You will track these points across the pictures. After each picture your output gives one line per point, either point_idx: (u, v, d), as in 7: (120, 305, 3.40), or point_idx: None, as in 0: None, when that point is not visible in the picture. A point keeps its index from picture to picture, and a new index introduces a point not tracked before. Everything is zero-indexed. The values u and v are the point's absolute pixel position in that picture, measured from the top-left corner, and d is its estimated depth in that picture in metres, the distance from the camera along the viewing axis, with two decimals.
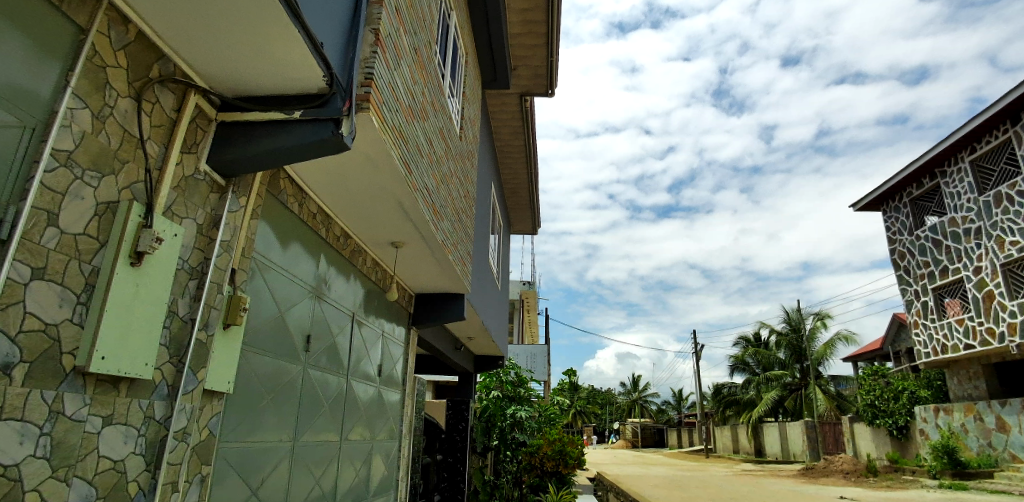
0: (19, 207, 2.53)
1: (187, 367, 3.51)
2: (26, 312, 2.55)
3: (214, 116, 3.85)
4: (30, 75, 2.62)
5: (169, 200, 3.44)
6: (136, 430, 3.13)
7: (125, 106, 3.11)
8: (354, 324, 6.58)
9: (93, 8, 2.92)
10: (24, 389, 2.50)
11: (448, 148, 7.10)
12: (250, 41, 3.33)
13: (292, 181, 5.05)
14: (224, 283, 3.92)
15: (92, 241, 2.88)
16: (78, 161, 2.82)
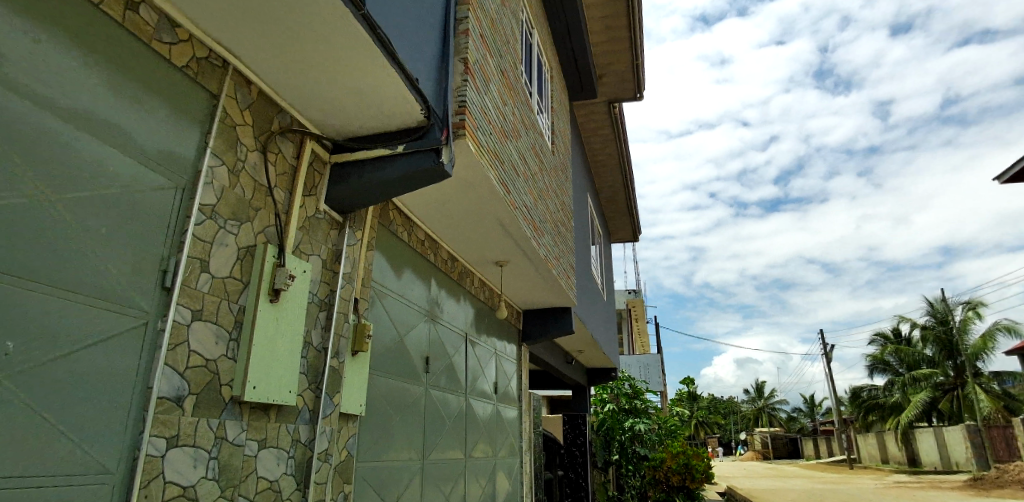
0: (177, 258, 2.88)
1: (325, 392, 3.79)
2: (191, 350, 2.87)
3: (329, 158, 4.18)
4: (177, 142, 2.99)
5: (297, 240, 3.77)
6: (287, 452, 3.42)
7: (254, 159, 3.46)
8: (468, 344, 6.79)
9: (222, 75, 3.29)
10: (193, 418, 2.82)
11: (542, 163, 7.18)
12: (353, 84, 3.59)
13: (400, 212, 5.35)
14: (349, 312, 4.21)
15: (238, 282, 3.22)
16: (221, 213, 3.16)
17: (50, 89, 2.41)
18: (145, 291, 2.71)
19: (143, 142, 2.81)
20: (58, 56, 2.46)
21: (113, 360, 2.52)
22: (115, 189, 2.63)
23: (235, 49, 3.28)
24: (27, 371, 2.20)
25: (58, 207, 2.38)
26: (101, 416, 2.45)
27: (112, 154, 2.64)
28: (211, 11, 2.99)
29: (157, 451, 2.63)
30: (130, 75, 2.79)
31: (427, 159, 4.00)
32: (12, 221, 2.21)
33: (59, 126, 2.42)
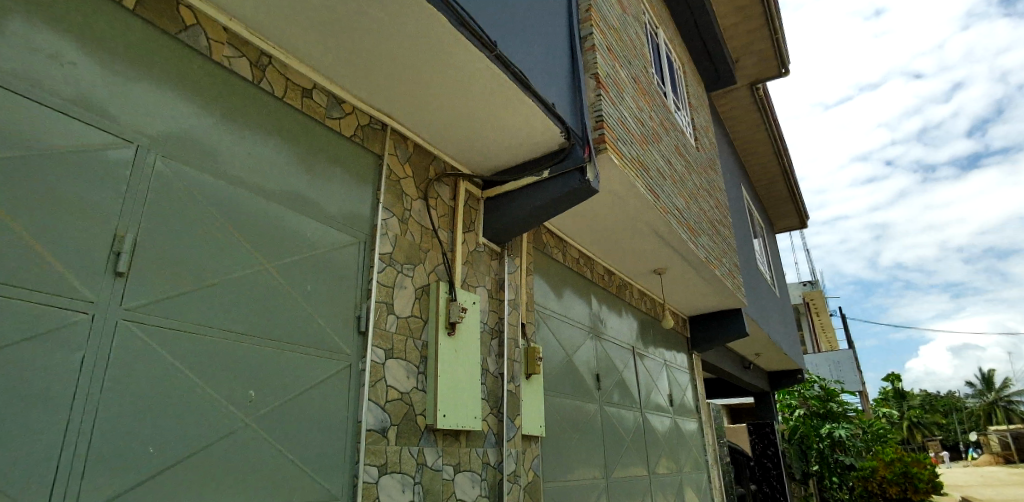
0: (368, 304, 3.24)
1: (506, 416, 3.98)
2: (389, 385, 3.20)
3: (482, 194, 4.44)
4: (355, 202, 3.38)
5: (464, 274, 4.04)
6: (479, 475, 3.63)
7: (419, 206, 3.79)
8: (636, 358, 6.68)
9: (383, 137, 3.68)
10: (397, 446, 3.13)
11: (688, 163, 6.92)
12: (496, 122, 3.80)
13: (552, 234, 5.48)
14: (519, 337, 4.39)
15: (419, 320, 3.53)
16: (397, 259, 3.50)
17: (256, 175, 2.87)
18: (346, 336, 3.08)
19: (330, 207, 3.21)
20: (259, 147, 2.93)
21: (328, 399, 2.88)
22: (313, 251, 3.04)
23: (391, 111, 3.65)
24: (266, 414, 2.60)
25: (273, 273, 2.82)
26: (325, 449, 2.81)
27: (307, 221, 3.06)
28: (367, 81, 3.37)
29: (372, 478, 2.95)
30: (313, 151, 3.22)
31: (573, 180, 4.06)
32: (242, 289, 2.66)
33: (266, 204, 2.87)
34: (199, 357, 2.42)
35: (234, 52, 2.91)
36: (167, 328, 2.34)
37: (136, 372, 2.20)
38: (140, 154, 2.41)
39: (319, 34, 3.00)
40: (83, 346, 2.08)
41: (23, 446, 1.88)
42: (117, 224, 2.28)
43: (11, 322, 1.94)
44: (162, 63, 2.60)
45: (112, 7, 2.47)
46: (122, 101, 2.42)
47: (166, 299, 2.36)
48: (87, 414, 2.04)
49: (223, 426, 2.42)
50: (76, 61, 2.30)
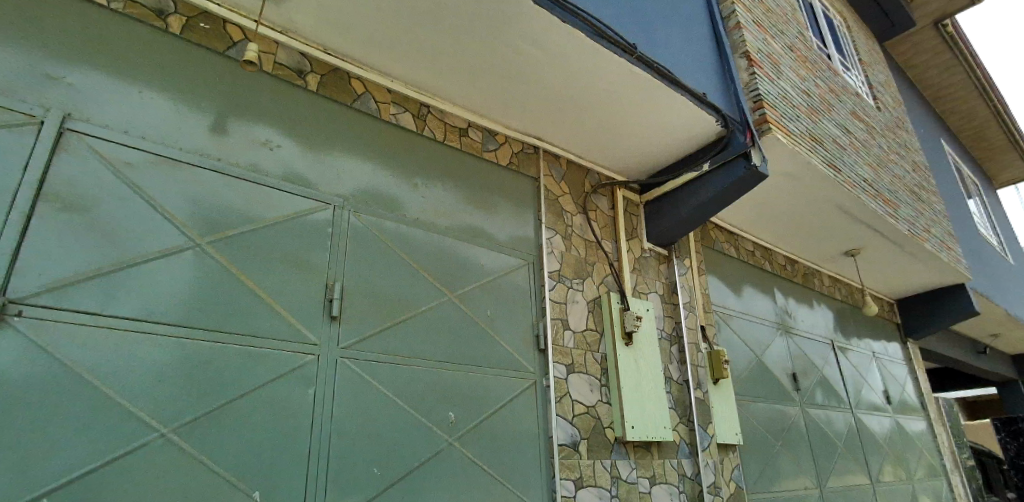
0: (544, 322, 3.34)
1: (698, 425, 3.83)
2: (574, 400, 3.26)
3: (641, 199, 4.37)
4: (520, 226, 3.53)
5: (634, 282, 3.99)
6: (677, 487, 3.53)
7: (579, 221, 3.85)
8: (838, 352, 6.02)
9: (536, 160, 3.80)
10: (590, 460, 3.17)
11: (870, 126, 6.14)
12: (645, 124, 3.73)
13: (721, 228, 5.20)
14: (700, 341, 4.20)
15: (595, 333, 3.56)
16: (566, 275, 3.58)
17: (431, 215, 3.14)
18: (528, 355, 3.20)
19: (498, 234, 3.39)
20: (430, 189, 3.20)
21: (520, 417, 3.02)
22: (488, 277, 3.22)
23: (541, 134, 3.77)
24: (467, 434, 2.79)
25: (456, 302, 3.03)
26: (524, 466, 2.93)
27: (480, 250, 3.26)
28: (515, 109, 3.52)
29: (570, 492, 3.01)
30: (476, 184, 3.44)
31: (738, 168, 3.82)
32: (432, 320, 2.90)
33: (442, 240, 3.12)
34: (404, 385, 2.68)
35: (399, 108, 3.23)
36: (376, 361, 2.63)
37: (356, 402, 2.51)
38: (337, 212, 2.78)
39: (467, 74, 3.22)
40: (313, 383, 2.42)
41: (280, 471, 2.23)
42: (327, 275, 2.64)
43: (261, 367, 2.33)
44: (344, 130, 2.98)
45: (301, 92, 2.89)
46: (318, 170, 2.81)
47: (372, 336, 2.66)
48: (323, 442, 2.37)
49: (431, 447, 2.65)
50: (280, 144, 2.73)
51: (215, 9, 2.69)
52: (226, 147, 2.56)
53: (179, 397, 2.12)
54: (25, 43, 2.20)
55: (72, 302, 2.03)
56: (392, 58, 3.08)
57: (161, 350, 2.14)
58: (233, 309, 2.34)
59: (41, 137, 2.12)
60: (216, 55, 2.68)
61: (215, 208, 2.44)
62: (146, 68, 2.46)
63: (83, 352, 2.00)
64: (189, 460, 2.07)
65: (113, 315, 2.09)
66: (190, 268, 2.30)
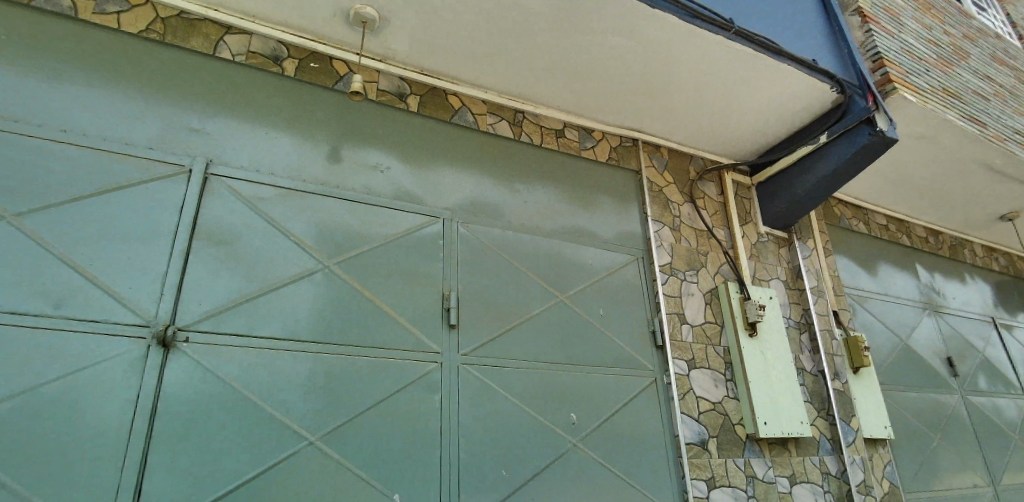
0: (660, 318, 3.25)
1: (839, 418, 3.54)
2: (699, 396, 3.14)
3: (752, 181, 4.14)
4: (626, 222, 3.46)
5: (752, 270, 3.78)
6: (821, 486, 3.29)
7: (687, 211, 3.72)
8: (1002, 330, 5.32)
9: (636, 152, 3.72)
10: (721, 459, 3.04)
11: (1019, 69, 5.38)
12: (750, 102, 3.51)
13: (847, 203, 4.80)
14: (834, 327, 3.89)
15: (715, 325, 3.42)
16: (678, 267, 3.46)
17: (536, 219, 3.17)
18: (646, 352, 3.13)
19: (604, 231, 3.35)
20: (532, 193, 3.23)
21: (643, 416, 2.95)
22: (598, 276, 3.19)
23: (639, 125, 3.68)
24: (590, 435, 2.78)
25: (568, 303, 3.03)
26: (652, 466, 2.87)
27: (587, 249, 3.24)
28: (609, 104, 3.47)
29: (702, 493, 2.91)
30: (577, 184, 3.42)
31: (862, 136, 3.49)
32: (546, 323, 2.92)
33: (549, 243, 3.14)
34: (524, 388, 2.72)
35: (495, 118, 3.30)
36: (495, 366, 2.70)
37: (480, 407, 2.58)
38: (446, 225, 2.88)
39: (558, 75, 3.22)
40: (439, 390, 2.53)
41: (415, 475, 2.35)
42: (443, 285, 2.75)
43: (390, 377, 2.47)
44: (446, 145, 3.09)
45: (403, 114, 3.04)
46: (425, 186, 2.93)
47: (489, 342, 2.73)
48: (452, 447, 2.46)
49: (556, 449, 2.67)
50: (389, 165, 2.88)
51: (321, 49, 2.91)
52: (342, 174, 2.75)
53: (321, 408, 2.30)
54: (170, 103, 2.51)
55: (226, 327, 2.27)
56: (484, 69, 3.15)
57: (303, 366, 2.33)
58: (361, 324, 2.50)
59: (189, 183, 2.40)
60: (326, 90, 2.88)
61: (337, 232, 2.62)
62: (268, 110, 2.71)
63: (239, 371, 2.22)
64: (335, 466, 2.24)
65: (260, 336, 2.31)
66: (320, 288, 2.49)
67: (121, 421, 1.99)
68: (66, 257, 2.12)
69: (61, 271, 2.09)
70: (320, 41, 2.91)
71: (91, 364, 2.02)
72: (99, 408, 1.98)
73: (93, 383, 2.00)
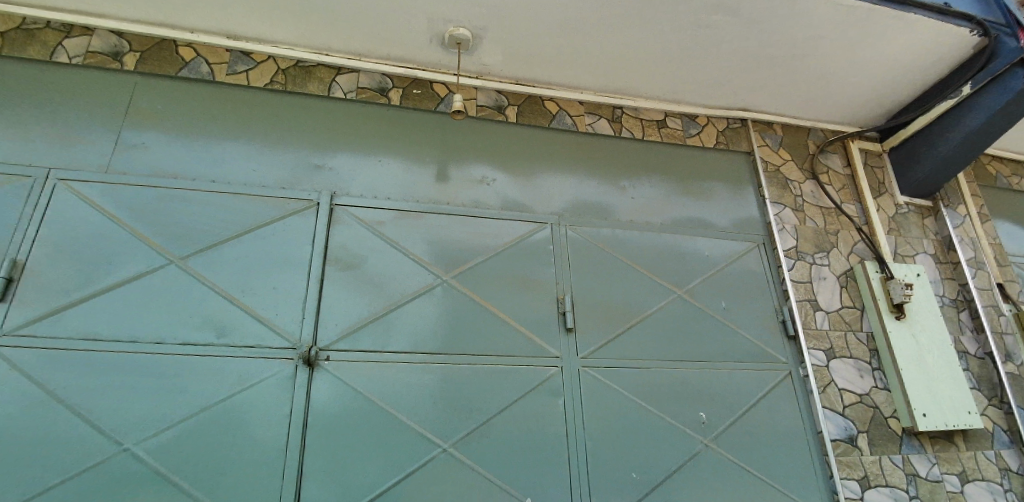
0: (789, 306, 3.05)
1: (1017, 406, 3.12)
2: (842, 388, 2.91)
3: (883, 148, 3.76)
4: (742, 207, 3.29)
5: (893, 245, 3.43)
6: (1001, 484, 2.92)
7: (810, 188, 3.46)
8: None
9: (746, 132, 3.52)
10: (874, 456, 2.80)
11: None
12: (874, 62, 3.20)
13: (1004, 159, 4.21)
14: (1002, 302, 3.42)
15: (854, 310, 3.15)
16: (805, 250, 3.23)
17: (645, 214, 3.10)
18: (777, 344, 2.95)
19: (719, 220, 3.20)
20: (638, 189, 3.17)
21: (780, 412, 2.79)
22: (717, 267, 3.06)
23: (747, 104, 3.48)
24: (723, 434, 2.67)
25: (687, 297, 2.93)
26: (795, 465, 2.70)
27: (702, 240, 3.11)
28: (712, 85, 3.31)
29: (855, 493, 2.69)
30: (685, 173, 3.30)
31: (1017, 80, 3.03)
32: (666, 321, 2.85)
33: (660, 237, 3.05)
34: (648, 388, 2.67)
35: (593, 117, 3.28)
36: (616, 367, 2.67)
37: (605, 410, 2.57)
38: (555, 230, 2.90)
39: (655, 64, 3.13)
40: (562, 394, 2.55)
41: (546, 480, 2.39)
42: (557, 290, 2.77)
43: (513, 384, 2.53)
44: (547, 151, 3.12)
45: (503, 126, 3.11)
46: (531, 193, 2.98)
47: (607, 344, 2.71)
48: (580, 451, 2.47)
49: (688, 450, 2.60)
50: (494, 178, 2.96)
51: (421, 75, 3.06)
52: (451, 191, 2.87)
53: (452, 417, 2.41)
54: (296, 144, 2.76)
55: (361, 344, 2.44)
56: (578, 70, 3.15)
57: (432, 377, 2.46)
58: (481, 333, 2.59)
59: (318, 215, 2.63)
60: (429, 112, 3.02)
61: (451, 248, 2.73)
62: (380, 139, 2.89)
63: (376, 384, 2.39)
64: (469, 472, 2.33)
65: (391, 351, 2.46)
66: (440, 302, 2.61)
67: (279, 435, 2.23)
68: (223, 291, 2.40)
69: (220, 304, 2.38)
70: (419, 68, 3.07)
71: (251, 384, 2.27)
72: (260, 423, 2.23)
73: (254, 402, 2.25)
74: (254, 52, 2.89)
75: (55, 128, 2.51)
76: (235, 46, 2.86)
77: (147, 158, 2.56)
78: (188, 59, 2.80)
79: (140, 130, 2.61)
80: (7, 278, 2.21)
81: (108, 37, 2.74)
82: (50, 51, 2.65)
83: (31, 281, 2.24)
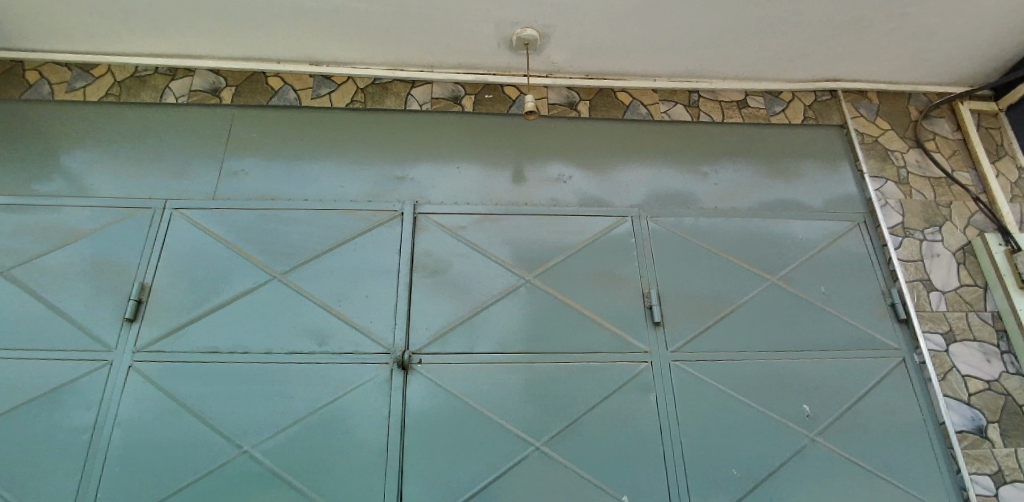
0: (899, 287, 2.82)
1: None
2: (965, 375, 2.66)
3: (999, 106, 3.36)
4: (837, 185, 3.08)
5: (1017, 215, 3.06)
6: None
7: (915, 158, 3.19)
8: None
9: (838, 104, 3.30)
10: (1010, 449, 2.53)
11: None
12: (982, 14, 2.89)
13: None
14: None
15: (975, 288, 2.87)
16: (913, 226, 2.98)
17: (730, 200, 2.98)
18: (886, 329, 2.75)
19: (812, 200, 3.02)
20: (721, 174, 3.05)
21: (894, 402, 2.59)
22: (813, 250, 2.88)
23: (836, 74, 3.26)
24: (830, 427, 2.52)
25: (782, 284, 2.79)
26: (917, 459, 2.49)
27: (795, 222, 2.95)
28: (796, 58, 3.12)
29: (988, 490, 2.46)
30: (771, 153, 3.14)
31: None
32: (760, 310, 2.72)
33: (748, 223, 2.92)
34: (744, 381, 2.57)
35: (669, 104, 3.19)
36: (708, 361, 2.59)
37: (699, 405, 2.50)
38: (635, 223, 2.86)
39: (730, 43, 3.00)
40: (653, 390, 2.51)
41: (641, 478, 2.37)
42: (642, 284, 2.72)
43: (602, 381, 2.52)
44: (623, 144, 3.07)
45: (576, 122, 3.10)
46: (608, 188, 2.94)
47: (697, 336, 2.64)
48: (675, 447, 2.42)
49: (791, 445, 2.48)
50: (571, 175, 2.96)
51: (492, 79, 3.10)
52: (528, 191, 2.89)
53: (542, 415, 2.43)
54: (378, 158, 2.88)
55: (451, 347, 2.52)
56: (649, 58, 3.07)
57: (521, 376, 2.49)
58: (567, 331, 2.60)
59: (403, 225, 2.73)
60: (502, 116, 3.06)
61: (531, 248, 2.75)
62: (456, 146, 2.96)
63: (467, 386, 2.45)
64: (563, 471, 2.35)
65: (480, 353, 2.52)
66: (525, 302, 2.64)
67: (380, 436, 2.34)
68: (321, 302, 2.55)
69: (320, 314, 2.53)
70: (490, 73, 3.12)
71: (352, 389, 2.41)
72: (362, 425, 2.35)
73: (355, 405, 2.38)
74: (334, 75, 3.05)
75: (168, 164, 2.78)
76: (317, 71, 3.03)
77: (247, 184, 2.77)
78: (276, 87, 2.99)
79: (240, 157, 2.82)
80: (137, 299, 2.49)
81: (207, 76, 2.99)
82: (160, 93, 2.93)
83: (157, 303, 2.50)
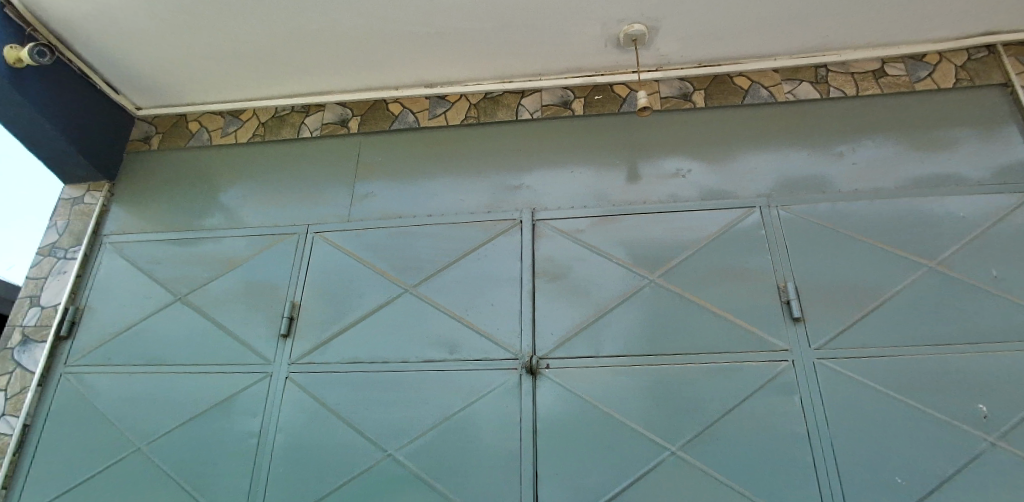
0: None
1: None
2: None
3: None
4: (1004, 151, 2.69)
5: None
6: None
7: None
8: None
9: (997, 60, 2.89)
10: None
11: None
12: None
13: None
14: None
15: None
16: None
17: (871, 180, 2.72)
18: None
19: (973, 171, 2.67)
20: (859, 152, 2.79)
21: None
22: (978, 228, 2.55)
23: (994, 26, 2.86)
24: (1014, 429, 2.21)
25: (942, 269, 2.50)
26: None
27: (953, 198, 2.62)
28: (940, 15, 2.79)
29: None
30: (918, 124, 2.82)
31: None
32: (916, 299, 2.46)
33: (894, 204, 2.65)
34: (903, 379, 2.33)
35: (793, 84, 2.98)
36: (857, 358, 2.39)
37: (849, 407, 2.31)
38: (763, 213, 2.69)
39: (832, 15, 2.77)
40: (796, 391, 2.36)
41: (787, 483, 2.23)
42: (776, 278, 2.56)
43: (738, 382, 2.40)
44: (744, 130, 2.91)
45: (692, 113, 2.98)
46: (731, 178, 2.80)
47: (843, 332, 2.44)
48: (825, 452, 2.25)
49: (963, 448, 2.21)
50: (690, 169, 2.85)
51: (601, 80, 3.07)
52: (645, 189, 2.83)
53: (676, 418, 2.37)
54: (494, 169, 2.96)
55: (578, 352, 2.53)
56: (768, 38, 2.89)
57: (651, 380, 2.44)
58: (697, 332, 2.51)
59: (522, 233, 2.78)
60: (613, 115, 3.02)
61: (653, 247, 2.69)
62: (568, 150, 2.97)
63: (597, 390, 2.45)
64: (701, 475, 2.27)
65: (607, 356, 2.50)
66: (649, 303, 2.58)
67: (514, 441, 2.40)
68: (450, 313, 2.66)
69: (449, 324, 2.64)
70: (598, 74, 3.09)
71: (484, 395, 2.49)
72: (496, 430, 2.43)
73: (489, 411, 2.46)
74: (448, 94, 3.17)
75: (307, 192, 3.05)
76: (432, 92, 3.16)
77: (375, 204, 2.95)
78: (397, 112, 3.17)
79: (368, 180, 3.02)
80: (290, 317, 2.74)
81: (335, 109, 3.24)
82: (297, 129, 3.21)
83: (306, 320, 2.74)
